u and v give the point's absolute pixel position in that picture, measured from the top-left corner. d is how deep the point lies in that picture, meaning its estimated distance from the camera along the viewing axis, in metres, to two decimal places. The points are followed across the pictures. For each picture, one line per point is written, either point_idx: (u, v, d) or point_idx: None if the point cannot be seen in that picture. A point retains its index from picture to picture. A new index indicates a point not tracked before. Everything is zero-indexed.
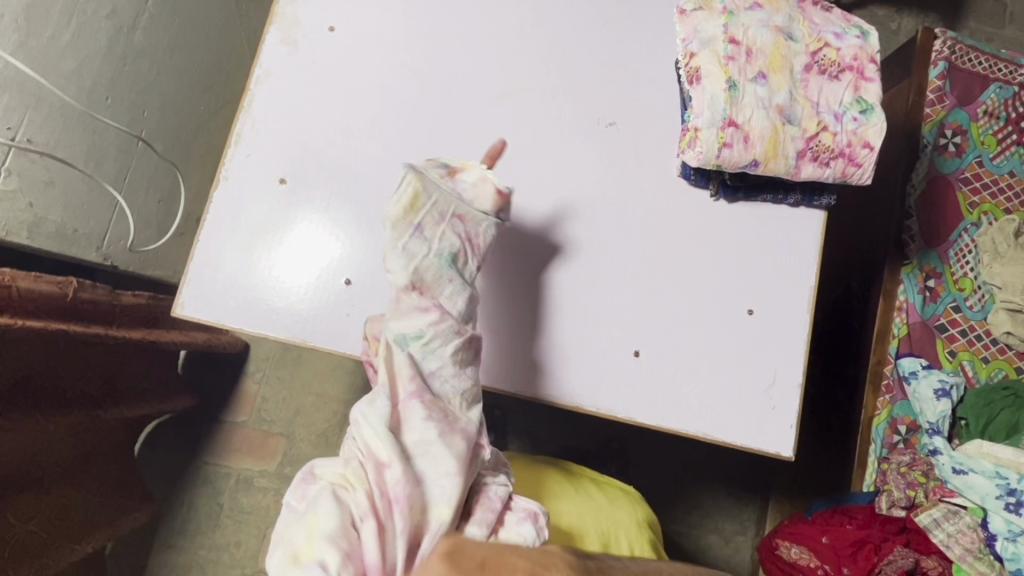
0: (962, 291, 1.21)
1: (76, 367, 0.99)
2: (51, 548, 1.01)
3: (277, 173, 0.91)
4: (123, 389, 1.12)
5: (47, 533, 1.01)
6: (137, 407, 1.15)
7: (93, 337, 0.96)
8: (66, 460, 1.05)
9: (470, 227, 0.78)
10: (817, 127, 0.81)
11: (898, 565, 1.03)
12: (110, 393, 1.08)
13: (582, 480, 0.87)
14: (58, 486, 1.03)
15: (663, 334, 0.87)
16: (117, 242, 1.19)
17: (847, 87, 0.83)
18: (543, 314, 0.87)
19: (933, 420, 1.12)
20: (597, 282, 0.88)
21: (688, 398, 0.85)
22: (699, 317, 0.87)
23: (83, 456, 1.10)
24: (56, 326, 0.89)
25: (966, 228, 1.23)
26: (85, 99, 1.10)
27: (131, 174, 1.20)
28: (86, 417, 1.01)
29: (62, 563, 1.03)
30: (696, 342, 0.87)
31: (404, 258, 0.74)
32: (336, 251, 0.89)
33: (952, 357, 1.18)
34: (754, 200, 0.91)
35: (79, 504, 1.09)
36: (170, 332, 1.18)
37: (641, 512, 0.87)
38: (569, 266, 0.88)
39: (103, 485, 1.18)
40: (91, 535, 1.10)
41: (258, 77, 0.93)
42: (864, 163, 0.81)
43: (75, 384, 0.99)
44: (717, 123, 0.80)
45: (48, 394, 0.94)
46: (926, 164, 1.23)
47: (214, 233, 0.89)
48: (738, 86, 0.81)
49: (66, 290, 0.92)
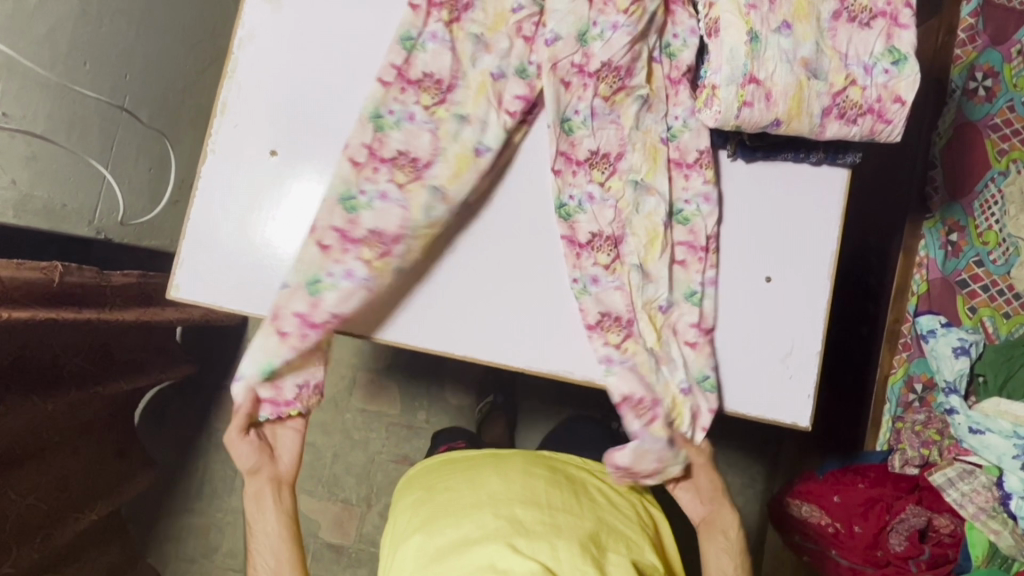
0: (986, 245, 1.15)
1: (77, 341, 0.99)
2: (54, 520, 1.04)
3: (269, 144, 0.86)
4: (119, 364, 1.12)
5: (47, 506, 1.02)
6: (135, 378, 1.16)
7: (81, 323, 0.95)
8: (69, 430, 1.06)
9: (476, 128, 0.82)
10: (844, 82, 0.75)
11: (910, 525, 1.07)
12: (108, 365, 1.09)
13: (582, 486, 0.82)
14: (58, 459, 1.05)
15: (740, 318, 0.86)
16: (109, 216, 1.16)
17: (880, 35, 0.77)
18: (736, 338, 0.85)
19: (949, 378, 1.10)
20: (731, 299, 0.86)
21: (748, 372, 0.85)
22: (735, 294, 0.86)
23: (84, 427, 1.11)
24: (43, 315, 0.88)
25: (993, 178, 1.15)
26: (60, 68, 1.03)
27: (118, 144, 1.16)
28: (82, 393, 1.02)
29: (68, 533, 1.07)
30: (738, 318, 0.86)
31: (473, 125, 0.82)
32: (276, 218, 0.85)
33: (972, 313, 1.15)
34: (774, 160, 0.86)
35: (80, 474, 1.11)
36: (166, 309, 1.19)
37: (644, 516, 0.83)
38: (748, 305, 0.86)
39: (105, 452, 1.19)
40: (95, 503, 1.14)
41: (241, 39, 0.87)
42: (894, 119, 0.76)
43: (72, 359, 1.00)
44: (736, 80, 0.74)
45: (43, 375, 0.95)
46: (954, 112, 1.18)
47: (205, 208, 0.85)
48: (760, 38, 0.74)
49: (52, 276, 0.92)
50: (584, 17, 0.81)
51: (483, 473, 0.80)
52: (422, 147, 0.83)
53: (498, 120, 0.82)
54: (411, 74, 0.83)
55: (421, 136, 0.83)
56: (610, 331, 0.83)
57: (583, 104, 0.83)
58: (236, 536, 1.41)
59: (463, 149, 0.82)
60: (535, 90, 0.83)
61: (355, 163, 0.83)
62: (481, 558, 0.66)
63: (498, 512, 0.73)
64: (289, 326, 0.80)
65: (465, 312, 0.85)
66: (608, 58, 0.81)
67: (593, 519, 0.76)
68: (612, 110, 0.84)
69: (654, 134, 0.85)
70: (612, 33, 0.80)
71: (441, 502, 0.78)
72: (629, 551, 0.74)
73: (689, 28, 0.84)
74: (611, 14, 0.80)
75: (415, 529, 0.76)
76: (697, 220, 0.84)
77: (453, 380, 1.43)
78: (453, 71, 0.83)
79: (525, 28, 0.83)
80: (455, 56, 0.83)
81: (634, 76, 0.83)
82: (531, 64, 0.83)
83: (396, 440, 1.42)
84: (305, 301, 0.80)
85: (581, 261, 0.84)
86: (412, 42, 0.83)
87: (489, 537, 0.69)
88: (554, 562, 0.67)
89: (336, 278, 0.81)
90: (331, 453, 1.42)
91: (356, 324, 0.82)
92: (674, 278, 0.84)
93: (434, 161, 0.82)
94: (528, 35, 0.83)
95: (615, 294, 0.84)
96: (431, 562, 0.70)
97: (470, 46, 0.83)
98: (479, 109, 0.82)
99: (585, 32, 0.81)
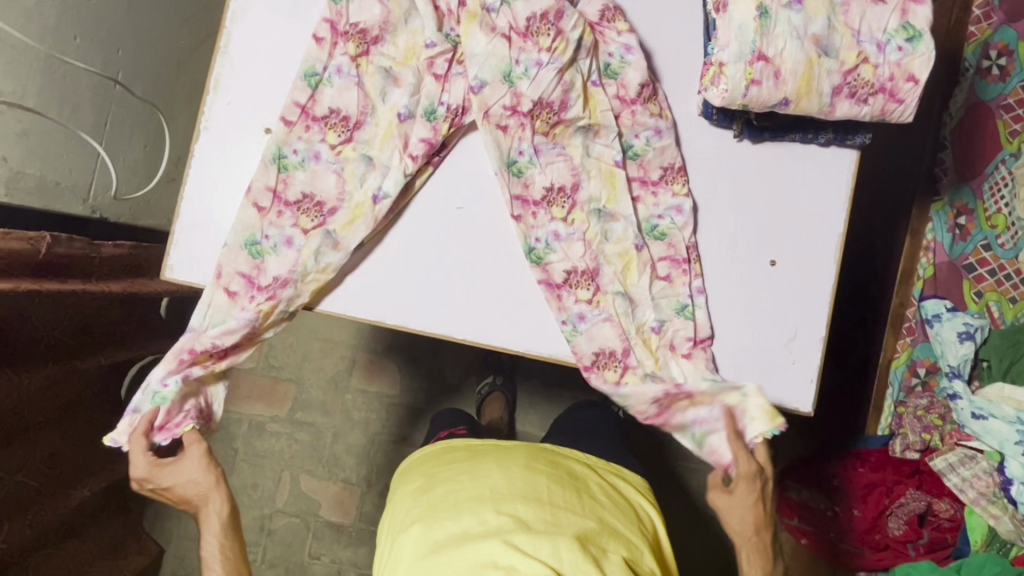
0: (995, 229, 1.10)
1: (54, 317, 0.97)
2: (45, 495, 1.05)
3: (264, 123, 0.84)
4: (101, 334, 1.11)
5: (37, 482, 1.03)
6: (115, 352, 1.16)
7: (66, 295, 0.96)
8: (53, 409, 1.05)
9: (382, 177, 0.81)
10: (856, 59, 0.73)
11: (910, 510, 1.07)
12: (90, 341, 1.09)
13: (583, 482, 0.81)
14: (43, 436, 1.04)
15: (748, 300, 0.84)
16: (104, 192, 1.14)
17: (894, 10, 0.74)
18: (738, 322, 0.84)
19: (953, 364, 1.08)
20: (735, 283, 0.84)
21: (753, 358, 0.84)
22: (738, 279, 0.84)
23: (69, 405, 1.09)
24: (26, 285, 0.90)
25: (1003, 159, 1.08)
26: (49, 40, 1.03)
27: (112, 119, 1.14)
28: (59, 367, 1.02)
29: (57, 508, 1.08)
30: (742, 304, 0.84)
31: (378, 175, 0.81)
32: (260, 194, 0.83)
33: (977, 297, 1.12)
34: (782, 140, 0.84)
35: (69, 453, 1.10)
36: (155, 281, 1.19)
37: (645, 518, 0.82)
38: (752, 291, 0.84)
39: (96, 431, 1.17)
40: (86, 481, 1.15)
41: (233, 13, 0.84)
42: (906, 99, 0.73)
43: (51, 333, 0.98)
44: (744, 57, 0.72)
45: (21, 350, 0.93)
46: (966, 91, 1.15)
47: (198, 187, 0.84)
48: (769, 13, 0.72)
49: (38, 246, 0.93)
50: (505, 58, 0.79)
51: (484, 464, 0.79)
52: (331, 194, 0.82)
53: (405, 164, 0.80)
54: (316, 112, 0.82)
55: (325, 181, 0.82)
56: (607, 368, 0.82)
57: (524, 146, 0.82)
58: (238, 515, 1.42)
59: (363, 198, 0.80)
60: (439, 133, 0.81)
61: (260, 208, 0.81)
62: (483, 554, 0.67)
63: (501, 508, 0.72)
64: (235, 286, 0.81)
65: (462, 296, 0.83)
66: (537, 96, 0.79)
67: (594, 516, 0.75)
68: (554, 146, 0.83)
69: (608, 158, 0.83)
70: (535, 72, 0.79)
71: (441, 492, 0.78)
72: (630, 551, 0.74)
73: (622, 45, 0.82)
74: (533, 51, 0.79)
75: (414, 520, 0.76)
76: (672, 234, 0.83)
77: (452, 362, 1.42)
78: (360, 108, 0.82)
79: (437, 66, 0.81)
80: (362, 92, 0.82)
81: (568, 109, 0.81)
82: (441, 104, 0.81)
83: (394, 421, 1.42)
84: (248, 262, 0.81)
85: (563, 302, 0.82)
86: (316, 78, 0.81)
87: (489, 534, 0.69)
88: (555, 561, 0.67)
89: (276, 243, 0.81)
90: (331, 434, 1.43)
91: (284, 288, 0.79)
92: (660, 294, 0.83)
93: (339, 208, 0.82)
94: (440, 74, 0.81)
95: (604, 327, 0.82)
96: (429, 557, 0.70)
97: (378, 80, 0.82)
98: (392, 146, 0.81)
99: (509, 73, 0.80)
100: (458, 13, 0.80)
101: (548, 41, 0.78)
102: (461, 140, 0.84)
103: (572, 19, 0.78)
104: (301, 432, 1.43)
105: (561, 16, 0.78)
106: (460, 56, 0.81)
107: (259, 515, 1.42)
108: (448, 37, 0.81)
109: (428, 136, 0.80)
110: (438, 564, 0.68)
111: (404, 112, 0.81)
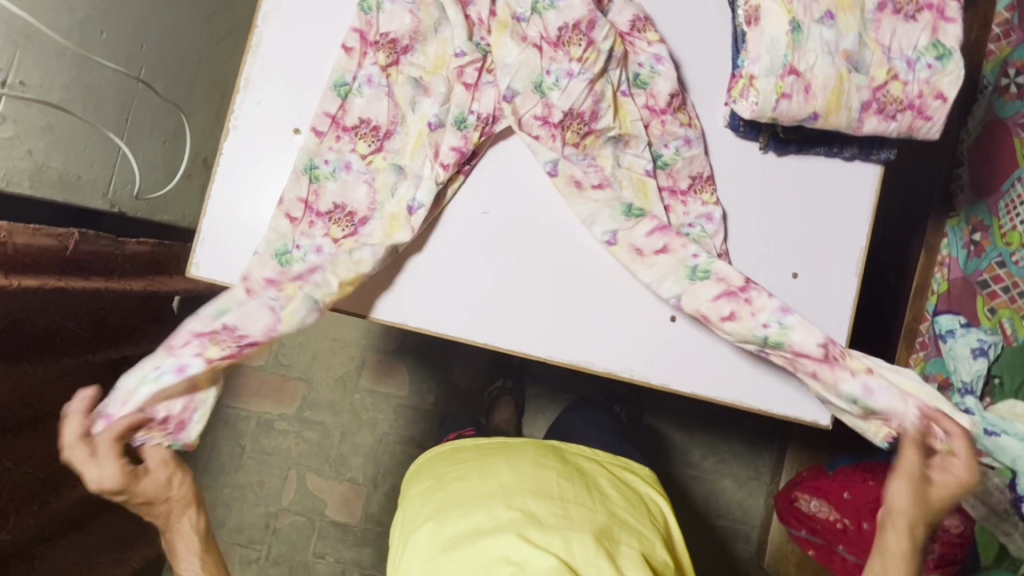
0: (1010, 245, 1.08)
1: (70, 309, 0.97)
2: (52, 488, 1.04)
3: (293, 123, 0.84)
4: (112, 329, 1.11)
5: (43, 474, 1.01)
6: (126, 347, 1.16)
7: (89, 292, 0.97)
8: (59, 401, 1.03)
9: (415, 183, 0.81)
10: (886, 76, 0.73)
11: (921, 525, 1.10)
12: (102, 335, 1.09)
13: (593, 477, 0.81)
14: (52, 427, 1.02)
15: None
16: (123, 189, 1.14)
17: (925, 28, 0.75)
18: None
19: (967, 379, 1.07)
20: None
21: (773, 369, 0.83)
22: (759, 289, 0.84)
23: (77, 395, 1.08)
24: (52, 281, 0.89)
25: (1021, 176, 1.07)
26: (76, 36, 1.02)
27: (134, 115, 1.14)
28: (72, 359, 1.02)
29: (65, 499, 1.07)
30: None
31: (411, 184, 0.81)
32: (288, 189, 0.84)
33: (992, 314, 1.10)
34: (806, 153, 0.85)
35: None
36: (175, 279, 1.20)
37: (658, 512, 0.82)
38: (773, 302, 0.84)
39: None
40: None
41: (265, 13, 0.84)
42: (934, 116, 0.74)
43: (65, 325, 0.99)
44: (775, 71, 0.72)
45: (37, 340, 0.94)
46: (984, 108, 1.15)
47: (224, 185, 0.84)
48: (802, 28, 0.72)
49: (66, 244, 0.92)
50: (536, 68, 0.80)
51: (495, 461, 0.79)
52: (361, 204, 0.82)
53: (435, 173, 0.81)
54: (346, 122, 0.82)
55: (359, 188, 0.82)
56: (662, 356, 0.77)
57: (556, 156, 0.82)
58: (243, 512, 1.42)
59: (397, 209, 0.81)
60: (471, 142, 0.81)
61: (293, 219, 0.82)
62: (496, 550, 0.67)
63: (512, 503, 0.72)
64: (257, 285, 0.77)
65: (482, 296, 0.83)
66: (568, 106, 0.80)
67: (607, 511, 0.75)
68: (585, 155, 0.83)
69: (639, 167, 0.84)
70: (567, 81, 0.79)
71: (453, 490, 0.78)
72: (643, 545, 0.73)
73: (652, 55, 0.83)
74: (564, 61, 0.80)
75: (427, 517, 0.76)
76: (706, 240, 0.83)
77: (463, 365, 1.42)
78: (391, 118, 0.82)
79: (467, 74, 0.82)
80: (392, 101, 0.82)
81: (599, 118, 0.81)
82: (471, 113, 0.81)
83: (403, 422, 1.42)
84: (274, 269, 0.79)
85: None
86: (345, 88, 0.82)
87: (503, 528, 0.69)
88: (568, 557, 0.67)
89: (306, 252, 0.81)
90: (339, 433, 1.43)
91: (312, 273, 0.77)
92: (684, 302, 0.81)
93: (370, 218, 0.82)
94: (470, 83, 0.82)
95: None
96: (443, 553, 0.70)
97: (408, 90, 0.82)
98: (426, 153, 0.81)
99: (540, 83, 0.80)
100: (489, 23, 0.82)
101: (580, 50, 0.79)
102: (489, 149, 0.84)
103: (603, 30, 0.79)
104: (310, 431, 1.43)
105: (592, 26, 0.79)
106: (491, 64, 0.82)
107: (265, 512, 1.42)
108: (479, 45, 0.82)
109: (458, 144, 0.81)
110: (451, 561, 0.69)
111: (433, 120, 0.81)
